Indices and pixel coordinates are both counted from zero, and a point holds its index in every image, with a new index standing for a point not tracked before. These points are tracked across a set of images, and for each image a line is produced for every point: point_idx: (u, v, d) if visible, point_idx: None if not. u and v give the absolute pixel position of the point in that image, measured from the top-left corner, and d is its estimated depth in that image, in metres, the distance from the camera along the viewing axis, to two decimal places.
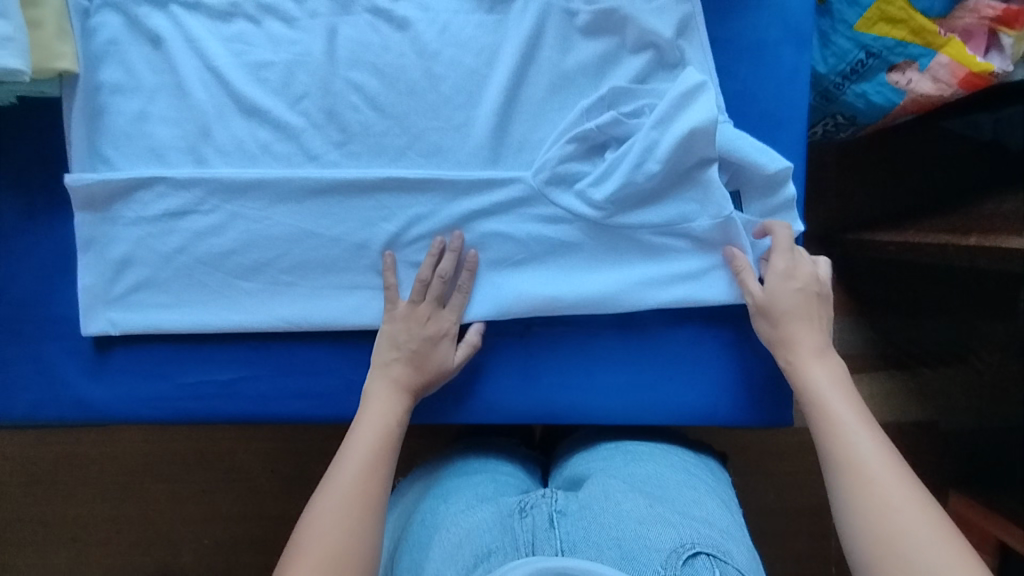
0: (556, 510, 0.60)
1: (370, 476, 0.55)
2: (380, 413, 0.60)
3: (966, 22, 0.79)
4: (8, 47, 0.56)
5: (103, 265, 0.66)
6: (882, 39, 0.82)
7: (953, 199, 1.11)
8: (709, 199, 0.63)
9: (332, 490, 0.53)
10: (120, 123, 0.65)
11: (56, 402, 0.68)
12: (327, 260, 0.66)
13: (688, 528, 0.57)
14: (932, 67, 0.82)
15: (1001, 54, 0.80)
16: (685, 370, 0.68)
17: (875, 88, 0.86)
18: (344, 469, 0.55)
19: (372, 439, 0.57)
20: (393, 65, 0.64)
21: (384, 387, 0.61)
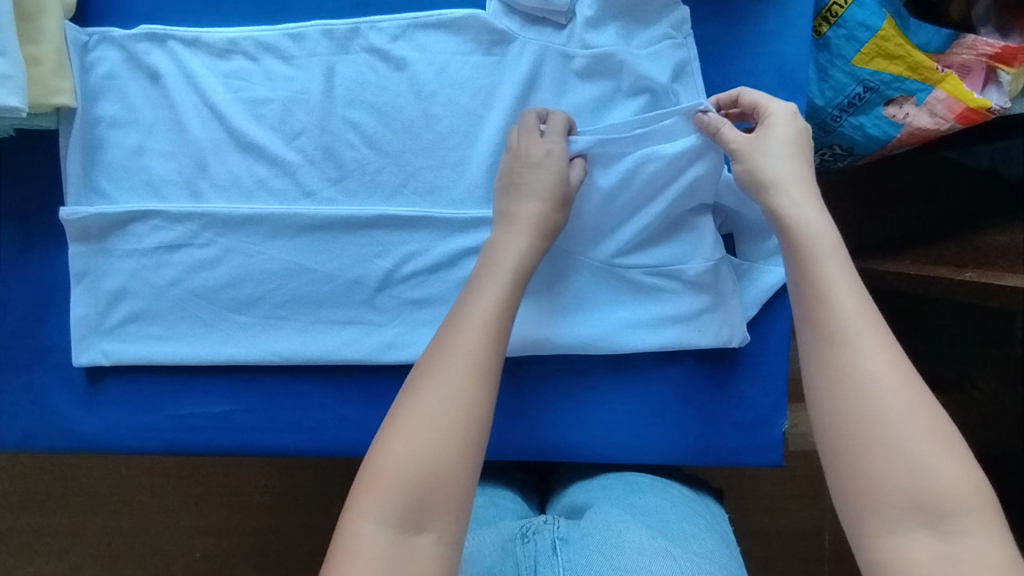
0: (558, 536, 0.60)
1: (466, 399, 0.49)
2: (478, 316, 0.52)
3: (964, 58, 0.82)
4: (7, 84, 0.56)
5: (96, 297, 0.66)
6: (880, 73, 0.82)
7: (949, 230, 1.11)
8: (700, 245, 0.65)
9: (417, 412, 0.48)
10: (117, 155, 0.65)
11: (48, 431, 0.68)
12: (321, 295, 0.67)
13: (688, 562, 0.58)
14: (929, 102, 0.83)
15: (999, 89, 0.82)
16: (679, 409, 0.68)
17: (873, 121, 0.85)
18: (433, 386, 0.49)
19: (465, 350, 0.50)
20: (390, 104, 0.65)
21: (491, 282, 0.54)
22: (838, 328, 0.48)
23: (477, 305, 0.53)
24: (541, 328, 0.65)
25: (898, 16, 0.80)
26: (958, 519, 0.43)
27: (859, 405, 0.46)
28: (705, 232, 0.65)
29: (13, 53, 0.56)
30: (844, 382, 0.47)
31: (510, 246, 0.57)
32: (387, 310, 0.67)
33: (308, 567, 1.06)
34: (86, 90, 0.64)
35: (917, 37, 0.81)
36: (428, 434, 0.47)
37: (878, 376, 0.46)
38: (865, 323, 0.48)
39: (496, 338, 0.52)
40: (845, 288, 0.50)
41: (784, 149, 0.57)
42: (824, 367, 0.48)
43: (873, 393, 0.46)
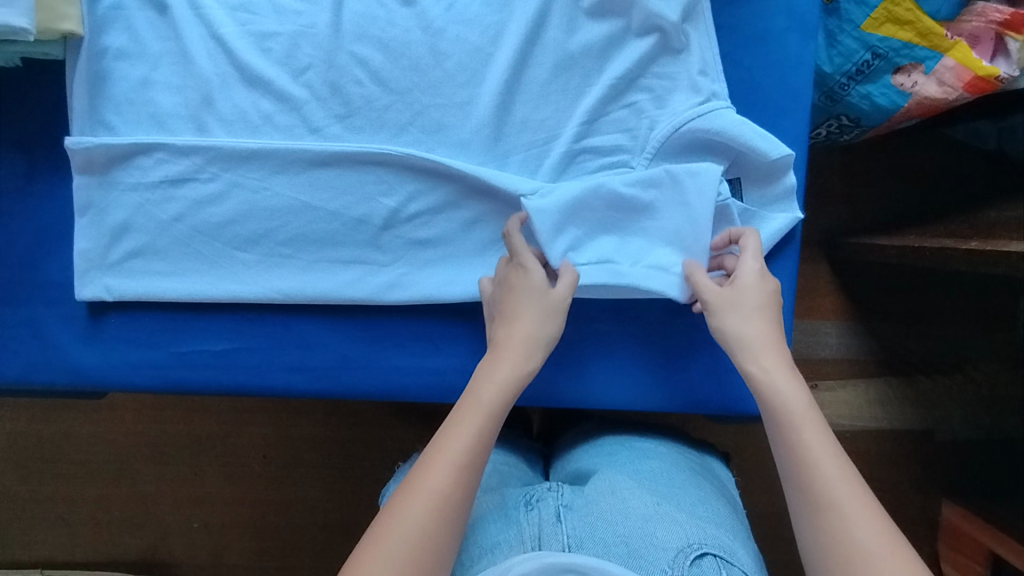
0: (562, 504, 0.60)
1: (428, 540, 0.47)
2: (452, 452, 0.51)
3: (973, 26, 0.81)
4: (15, 5, 0.56)
5: (100, 230, 0.66)
6: (888, 40, 0.82)
7: (955, 208, 1.11)
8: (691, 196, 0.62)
9: (380, 553, 0.46)
10: (123, 88, 0.65)
11: (50, 367, 0.68)
12: (326, 233, 0.66)
13: (693, 526, 0.56)
14: (938, 70, 0.82)
15: (1007, 59, 0.81)
16: (679, 360, 0.68)
17: (880, 90, 0.86)
18: (396, 522, 0.48)
19: (434, 491, 0.49)
20: (398, 40, 0.64)
21: (466, 421, 0.53)
22: (822, 489, 0.48)
23: (452, 441, 0.52)
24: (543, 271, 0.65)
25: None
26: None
27: (856, 574, 0.44)
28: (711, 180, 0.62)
29: None
30: (834, 534, 0.46)
31: (494, 380, 0.55)
32: (392, 250, 0.67)
33: (306, 530, 1.06)
34: (94, 20, 0.64)
35: (928, 4, 0.80)
36: (390, 572, 0.45)
37: (860, 528, 0.46)
38: (850, 482, 0.48)
39: (466, 475, 0.50)
40: (820, 446, 0.50)
41: (748, 311, 0.58)
42: (817, 533, 0.47)
43: (859, 553, 0.45)
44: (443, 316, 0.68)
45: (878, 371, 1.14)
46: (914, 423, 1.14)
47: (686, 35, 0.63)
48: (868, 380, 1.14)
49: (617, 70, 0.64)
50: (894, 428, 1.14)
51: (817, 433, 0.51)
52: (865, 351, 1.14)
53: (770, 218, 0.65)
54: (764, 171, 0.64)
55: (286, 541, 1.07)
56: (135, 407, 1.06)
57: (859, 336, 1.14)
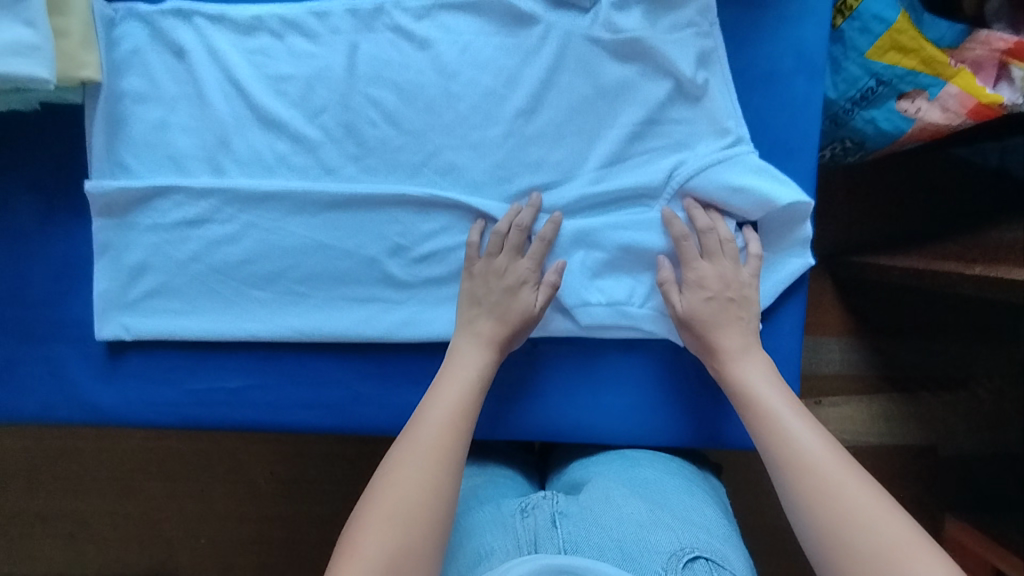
0: (557, 510, 0.59)
1: (434, 486, 0.51)
2: (445, 409, 0.57)
3: (977, 54, 0.83)
4: (36, 56, 0.56)
5: (118, 270, 0.67)
6: (893, 67, 0.84)
7: (958, 228, 1.13)
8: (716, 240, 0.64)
9: (390, 502, 0.50)
10: (141, 131, 0.65)
11: (68, 403, 0.69)
12: (340, 272, 0.67)
13: (686, 531, 0.57)
14: (941, 97, 0.84)
15: (1011, 86, 0.82)
16: (689, 394, 0.69)
17: (884, 115, 0.87)
18: (405, 472, 0.52)
19: (433, 440, 0.54)
20: (412, 82, 0.65)
21: (454, 384, 0.59)
22: (775, 421, 0.56)
23: (446, 398, 0.58)
24: (560, 307, 0.66)
25: (911, 10, 0.82)
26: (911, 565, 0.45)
27: (820, 500, 0.50)
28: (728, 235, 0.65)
29: (42, 25, 0.57)
30: (798, 462, 0.53)
31: (476, 351, 0.61)
32: (405, 288, 0.67)
33: (313, 548, 1.07)
34: (113, 65, 0.64)
35: (931, 31, 0.82)
36: (402, 516, 0.49)
37: (820, 457, 0.52)
38: (793, 415, 0.56)
39: (462, 427, 0.56)
40: (766, 386, 0.59)
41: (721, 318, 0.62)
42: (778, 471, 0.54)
43: (822, 480, 0.51)
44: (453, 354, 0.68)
45: (881, 387, 1.15)
46: (917, 440, 1.15)
47: (705, 84, 0.64)
48: (871, 397, 1.14)
49: (635, 116, 0.65)
50: (895, 445, 1.15)
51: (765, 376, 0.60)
52: (867, 368, 1.15)
53: (782, 262, 0.66)
54: (761, 207, 0.63)
55: (293, 559, 1.08)
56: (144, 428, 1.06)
57: (862, 352, 1.14)
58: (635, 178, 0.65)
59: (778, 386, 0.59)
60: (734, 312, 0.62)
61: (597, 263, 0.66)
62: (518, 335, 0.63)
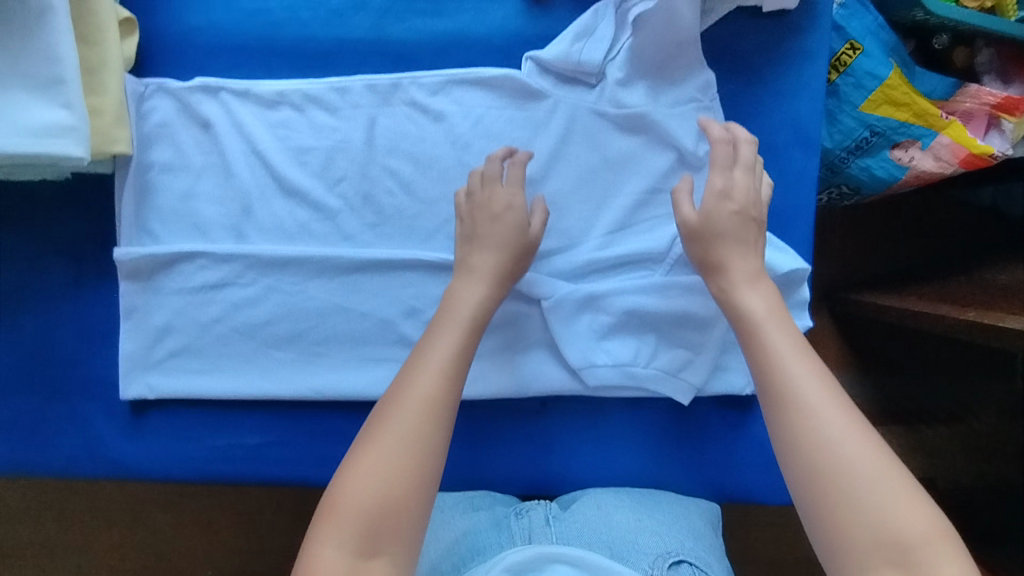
0: (551, 514, 0.65)
1: (419, 434, 0.52)
2: (437, 360, 0.56)
3: (967, 106, 0.87)
4: (72, 136, 0.59)
5: (144, 332, 0.69)
6: (886, 119, 0.88)
7: (956, 261, 1.16)
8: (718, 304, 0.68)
9: (373, 456, 0.51)
10: (168, 200, 0.68)
11: (92, 459, 0.71)
12: (357, 333, 0.70)
13: (670, 535, 0.63)
14: (933, 147, 0.88)
15: (1001, 135, 0.87)
16: (693, 448, 0.71)
17: (878, 163, 0.90)
18: (390, 425, 0.52)
19: (423, 389, 0.54)
20: (428, 153, 0.68)
21: (450, 329, 0.58)
22: (790, 388, 0.51)
23: (438, 349, 0.56)
24: (568, 368, 0.69)
25: (903, 65, 0.86)
26: (923, 556, 0.45)
27: (837, 490, 0.48)
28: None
29: (80, 107, 0.60)
30: (798, 410, 0.50)
31: (472, 295, 0.60)
32: None
33: None
34: (142, 137, 0.68)
35: (922, 85, 0.87)
36: (383, 472, 0.50)
37: (841, 439, 0.49)
38: (815, 382, 0.51)
39: (453, 378, 0.55)
40: (785, 344, 0.54)
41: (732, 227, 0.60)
42: (790, 451, 0.50)
43: (842, 470, 0.48)
44: (465, 413, 0.71)
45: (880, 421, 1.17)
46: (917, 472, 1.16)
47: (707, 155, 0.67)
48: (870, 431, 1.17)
49: (640, 185, 0.68)
50: None
51: (781, 332, 0.55)
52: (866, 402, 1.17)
53: None
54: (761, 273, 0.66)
55: None
56: None
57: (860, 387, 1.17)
58: (640, 244, 0.68)
59: (783, 321, 0.56)
60: (754, 230, 0.61)
61: (603, 324, 0.68)
62: (519, 261, 0.63)
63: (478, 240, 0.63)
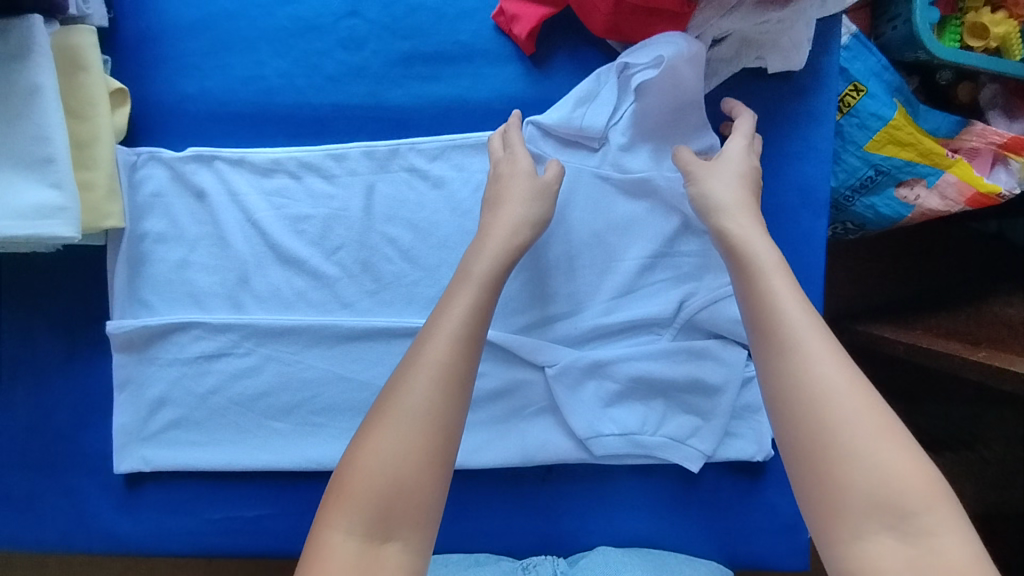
0: (559, 569, 0.65)
1: (431, 404, 0.48)
2: (449, 325, 0.52)
3: (973, 144, 0.87)
4: (61, 216, 0.58)
5: (138, 405, 0.68)
6: (891, 159, 0.86)
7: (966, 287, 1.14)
8: (726, 370, 0.66)
9: (385, 432, 0.47)
10: (161, 270, 0.67)
11: (87, 534, 0.69)
12: (357, 403, 0.68)
13: None
14: (939, 185, 0.87)
15: (1007, 172, 0.87)
16: (704, 514, 0.69)
17: (884, 202, 0.89)
18: (402, 399, 0.48)
19: (434, 358, 0.50)
20: (428, 220, 0.67)
21: (465, 289, 0.54)
22: (791, 338, 0.48)
23: (449, 315, 0.52)
24: (574, 437, 0.67)
25: (907, 104, 0.85)
26: (922, 521, 0.42)
27: (831, 446, 0.44)
28: (738, 363, 0.66)
29: (69, 186, 0.58)
30: (795, 360, 0.47)
31: (486, 253, 0.56)
32: None
33: None
34: (136, 207, 0.66)
35: (926, 123, 0.86)
36: (396, 450, 0.47)
37: (841, 393, 0.46)
38: (816, 333, 0.48)
39: (467, 344, 0.51)
40: (787, 291, 0.51)
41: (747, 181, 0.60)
42: (784, 402, 0.47)
43: (840, 426, 0.45)
44: (468, 478, 0.70)
45: None
46: None
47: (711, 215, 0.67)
48: None
49: (645, 250, 0.67)
50: None
51: (783, 281, 0.51)
52: None
53: None
54: None
55: None
56: None
57: None
58: (646, 309, 0.67)
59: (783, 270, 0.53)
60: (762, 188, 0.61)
61: (608, 390, 0.67)
62: (541, 206, 0.60)
63: (499, 199, 0.61)
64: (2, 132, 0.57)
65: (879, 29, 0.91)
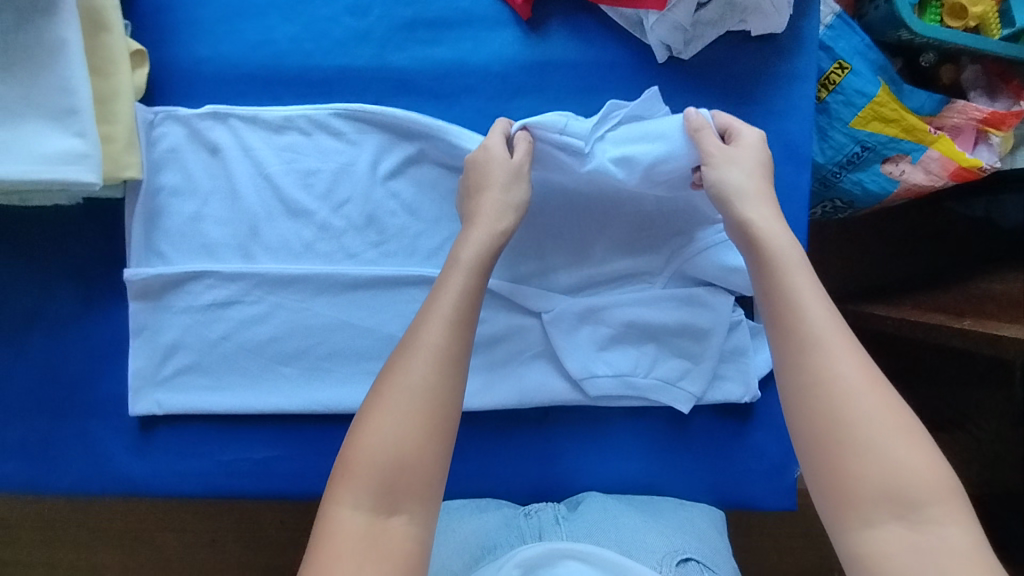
0: (559, 513, 0.68)
1: (432, 382, 0.53)
2: (440, 311, 0.56)
3: (955, 121, 0.91)
4: (85, 162, 0.61)
5: (151, 350, 0.71)
6: (876, 135, 0.90)
7: (954, 273, 1.18)
8: (713, 314, 0.70)
9: (385, 412, 0.52)
10: (176, 223, 0.71)
11: (100, 477, 0.72)
12: (361, 348, 0.72)
13: (678, 535, 0.65)
14: (924, 160, 0.91)
15: (989, 148, 0.91)
16: (694, 456, 0.72)
17: (871, 177, 0.92)
18: (401, 381, 0.53)
19: (431, 340, 0.54)
20: (428, 175, 0.71)
21: (454, 277, 0.58)
22: (818, 335, 0.52)
23: (443, 299, 0.56)
24: (569, 379, 0.71)
25: (891, 83, 0.89)
26: (931, 510, 0.47)
27: (850, 440, 0.49)
28: (725, 309, 0.70)
29: (92, 134, 0.62)
30: (812, 351, 0.52)
31: (474, 242, 0.60)
32: None
33: None
34: (153, 162, 0.70)
35: (911, 101, 0.89)
36: (393, 432, 0.51)
37: (861, 390, 0.50)
38: (839, 332, 0.52)
39: (460, 328, 0.56)
40: (813, 291, 0.54)
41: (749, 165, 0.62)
42: (807, 397, 0.51)
43: (861, 421, 0.49)
44: (467, 421, 0.73)
45: None
46: None
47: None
48: None
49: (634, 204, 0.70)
50: None
51: (803, 279, 0.55)
52: None
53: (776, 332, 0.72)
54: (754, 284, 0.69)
55: None
56: None
57: None
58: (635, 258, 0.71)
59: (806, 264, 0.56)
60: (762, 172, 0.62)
61: (602, 335, 0.71)
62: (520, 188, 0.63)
63: (480, 184, 0.63)
64: (29, 83, 0.61)
65: (862, 8, 0.95)
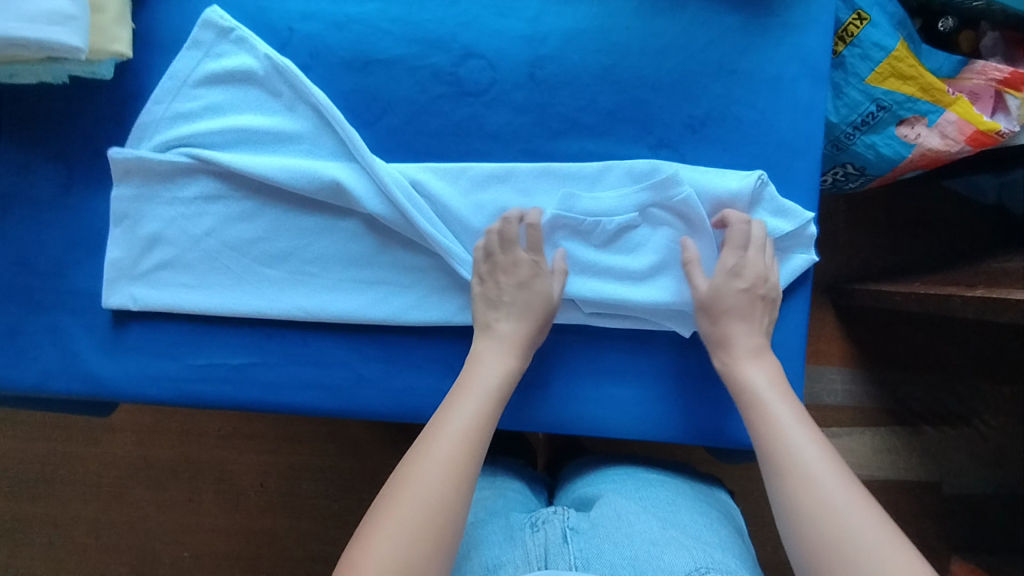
0: (569, 526, 0.59)
1: (451, 493, 0.50)
2: (457, 427, 0.54)
3: (974, 84, 0.83)
4: (71, 25, 0.59)
5: (132, 240, 0.68)
6: (892, 93, 0.82)
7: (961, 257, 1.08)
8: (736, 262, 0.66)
9: (390, 527, 0.47)
10: (178, 118, 0.67)
11: (68, 375, 0.68)
12: (348, 254, 0.68)
13: (700, 551, 0.56)
14: (940, 124, 0.83)
15: (1007, 116, 0.83)
16: (693, 389, 0.68)
17: (885, 140, 0.85)
18: (412, 490, 0.50)
19: (450, 451, 0.52)
20: (429, 70, 0.68)
21: (469, 396, 0.57)
22: (791, 460, 0.52)
23: (459, 410, 0.56)
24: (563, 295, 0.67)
25: (909, 40, 0.82)
26: None
27: (838, 558, 0.46)
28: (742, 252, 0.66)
29: None
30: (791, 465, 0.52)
31: (493, 363, 0.60)
32: (413, 271, 0.67)
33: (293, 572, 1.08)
34: (200, 62, 0.67)
35: (928, 62, 0.83)
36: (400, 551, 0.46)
37: (847, 508, 0.48)
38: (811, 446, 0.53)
39: (477, 443, 0.54)
40: (790, 419, 0.55)
41: (740, 314, 0.62)
42: (791, 516, 0.50)
43: (848, 538, 0.46)
44: (456, 336, 0.68)
45: (885, 421, 1.09)
46: (922, 476, 1.09)
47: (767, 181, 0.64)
48: (875, 431, 1.09)
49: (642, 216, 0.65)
50: (908, 479, 1.09)
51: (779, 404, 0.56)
52: (872, 401, 1.10)
53: (786, 259, 0.66)
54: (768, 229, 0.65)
55: None
56: (135, 435, 1.10)
57: (868, 383, 1.10)
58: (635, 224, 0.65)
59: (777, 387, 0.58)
60: (760, 308, 0.63)
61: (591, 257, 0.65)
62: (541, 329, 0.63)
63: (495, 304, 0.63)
64: None
65: None
